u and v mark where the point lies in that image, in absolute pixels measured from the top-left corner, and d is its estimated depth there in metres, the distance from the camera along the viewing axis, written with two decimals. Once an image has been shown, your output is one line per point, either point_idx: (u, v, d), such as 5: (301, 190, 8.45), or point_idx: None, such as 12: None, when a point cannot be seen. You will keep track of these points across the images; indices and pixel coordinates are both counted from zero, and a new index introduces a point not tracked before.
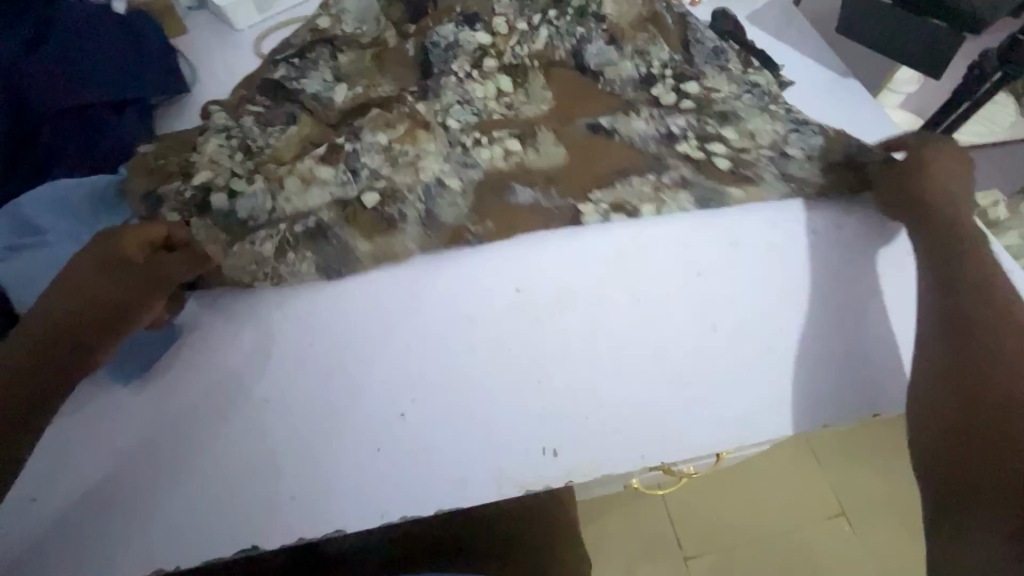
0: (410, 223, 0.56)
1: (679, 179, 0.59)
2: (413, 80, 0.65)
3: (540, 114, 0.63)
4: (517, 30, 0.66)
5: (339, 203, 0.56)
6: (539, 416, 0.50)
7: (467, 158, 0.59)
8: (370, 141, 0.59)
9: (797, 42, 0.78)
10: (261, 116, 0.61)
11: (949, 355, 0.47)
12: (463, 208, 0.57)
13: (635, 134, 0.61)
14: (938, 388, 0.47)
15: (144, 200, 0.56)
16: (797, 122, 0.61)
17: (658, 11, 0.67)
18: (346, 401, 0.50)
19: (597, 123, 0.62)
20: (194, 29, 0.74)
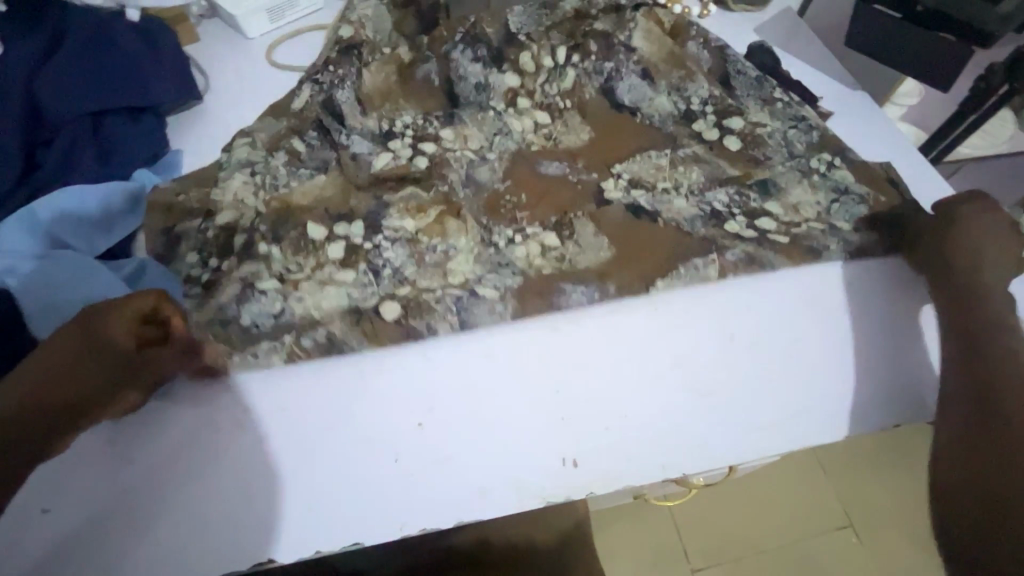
0: (444, 330, 0.52)
1: (746, 255, 0.56)
2: (439, 105, 0.68)
3: (581, 143, 0.67)
4: (544, 67, 0.70)
5: (354, 312, 0.53)
6: (559, 427, 0.49)
7: (501, 257, 0.57)
8: (396, 227, 0.58)
9: (803, 53, 0.79)
10: (294, 156, 0.62)
11: (961, 384, 0.49)
12: (503, 314, 0.53)
13: (681, 215, 0.60)
14: (946, 417, 0.49)
15: (159, 235, 0.56)
16: (839, 190, 0.61)
17: (689, 50, 0.71)
18: (367, 416, 0.49)
19: (638, 204, 0.61)
20: (211, 41, 0.74)
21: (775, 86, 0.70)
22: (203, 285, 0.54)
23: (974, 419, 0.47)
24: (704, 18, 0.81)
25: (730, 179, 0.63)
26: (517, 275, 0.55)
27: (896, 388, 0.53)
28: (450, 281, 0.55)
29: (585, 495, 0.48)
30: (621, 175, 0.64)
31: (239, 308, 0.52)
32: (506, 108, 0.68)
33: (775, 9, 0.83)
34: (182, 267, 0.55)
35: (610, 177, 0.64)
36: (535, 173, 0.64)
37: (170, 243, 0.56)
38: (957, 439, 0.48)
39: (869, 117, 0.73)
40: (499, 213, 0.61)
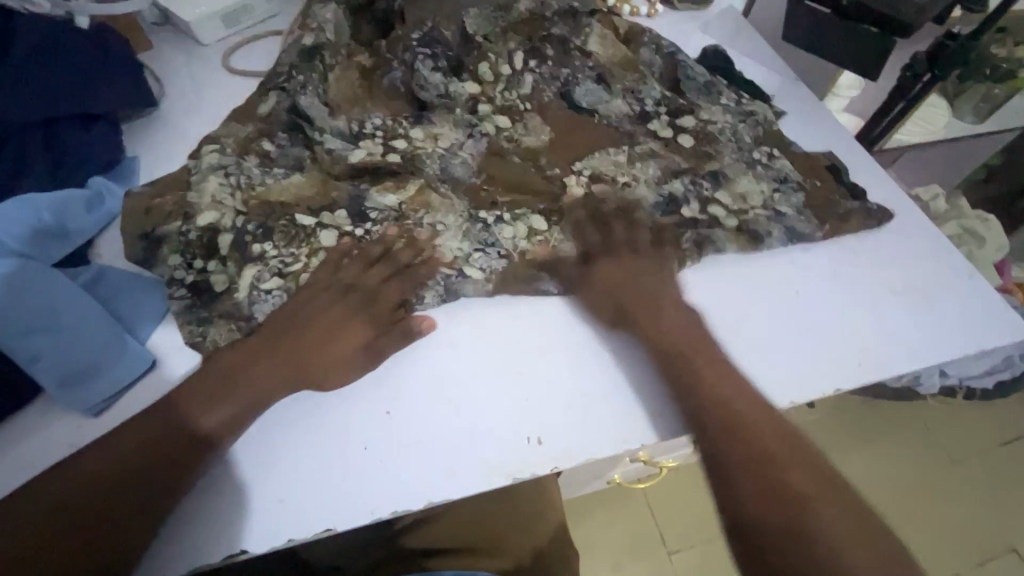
0: (432, 300, 0.56)
1: (696, 239, 0.61)
2: (405, 109, 0.70)
3: (542, 143, 0.69)
4: (502, 75, 0.72)
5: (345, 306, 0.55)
6: (523, 407, 0.51)
7: (487, 236, 0.59)
8: (382, 206, 0.61)
9: (745, 48, 0.83)
10: (265, 157, 0.63)
11: (724, 428, 0.48)
12: (486, 287, 0.57)
13: (644, 203, 0.64)
14: (717, 461, 0.48)
15: (137, 239, 0.57)
16: (779, 179, 0.67)
17: (643, 55, 0.75)
18: (338, 407, 0.51)
19: (603, 198, 0.64)
20: (167, 49, 0.74)
21: (726, 86, 0.75)
22: (189, 287, 0.55)
23: (722, 458, 0.47)
24: (652, 17, 0.84)
25: (687, 169, 0.67)
26: (503, 258, 0.58)
27: (858, 355, 0.57)
28: (443, 258, 0.57)
29: (551, 472, 0.49)
30: (583, 171, 0.66)
31: (250, 307, 0.54)
32: (467, 115, 0.70)
33: (718, 7, 0.87)
34: (166, 271, 0.55)
35: (572, 173, 0.66)
36: (501, 169, 0.66)
37: (150, 248, 0.56)
38: (738, 482, 0.46)
39: (813, 108, 0.77)
40: (480, 198, 0.63)
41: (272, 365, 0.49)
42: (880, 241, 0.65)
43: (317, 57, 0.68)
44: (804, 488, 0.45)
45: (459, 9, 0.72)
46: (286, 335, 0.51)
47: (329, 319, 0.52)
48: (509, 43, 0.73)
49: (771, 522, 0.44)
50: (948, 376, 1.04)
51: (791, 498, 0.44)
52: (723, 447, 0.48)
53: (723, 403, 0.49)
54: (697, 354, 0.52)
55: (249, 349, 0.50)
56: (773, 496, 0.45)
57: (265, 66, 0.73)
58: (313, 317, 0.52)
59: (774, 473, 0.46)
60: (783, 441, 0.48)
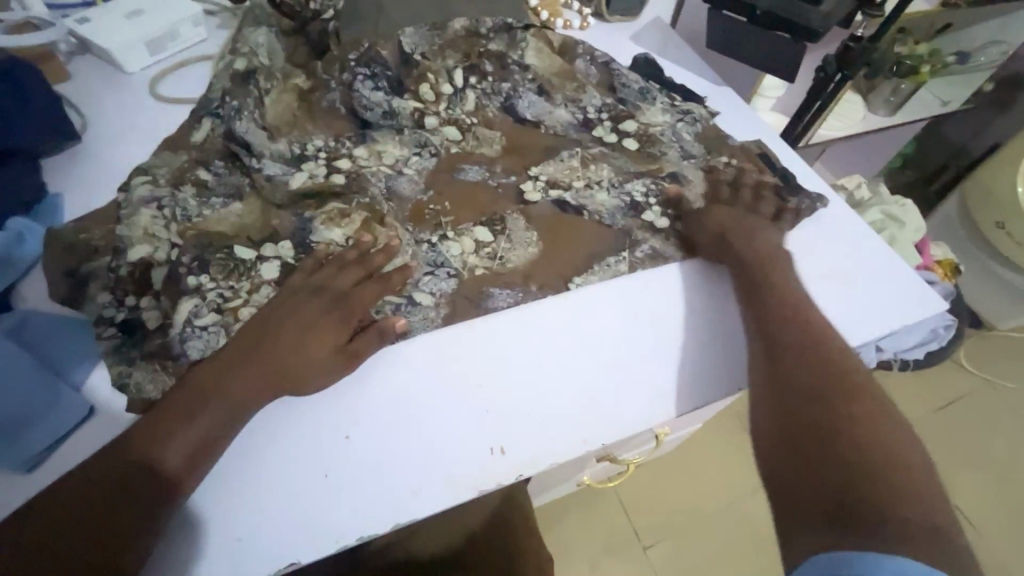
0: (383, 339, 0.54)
1: (652, 250, 0.64)
2: (349, 128, 0.70)
3: (496, 152, 0.70)
4: (444, 93, 0.73)
5: None
6: (484, 419, 0.52)
7: (436, 256, 0.60)
8: (326, 240, 0.59)
9: (675, 55, 0.87)
10: (202, 186, 0.61)
11: (780, 372, 0.52)
12: (435, 319, 0.56)
13: (603, 209, 0.66)
14: (777, 393, 0.51)
15: (61, 277, 0.54)
16: (732, 177, 0.70)
17: (578, 66, 0.78)
18: (294, 439, 0.49)
19: (563, 200, 0.66)
20: (88, 79, 0.71)
21: (659, 89, 0.78)
22: (120, 327, 0.52)
23: (789, 394, 0.50)
24: (585, 29, 0.88)
25: (642, 171, 0.70)
26: (452, 277, 0.59)
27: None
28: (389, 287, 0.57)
29: (516, 480, 0.50)
30: (539, 177, 0.68)
31: (181, 345, 0.51)
32: (415, 132, 0.70)
33: (646, 18, 0.92)
34: (95, 309, 0.53)
35: (528, 179, 0.68)
36: (455, 181, 0.67)
37: (78, 286, 0.54)
38: (788, 420, 0.48)
39: (741, 110, 0.82)
40: (424, 220, 0.63)
41: (186, 439, 0.45)
42: (805, 233, 0.69)
43: (251, 82, 0.67)
44: (866, 446, 0.44)
45: (394, 27, 0.71)
46: (200, 400, 0.46)
47: (255, 376, 0.48)
48: (448, 60, 0.74)
49: (813, 457, 0.45)
50: (883, 354, 1.11)
51: (847, 445, 0.44)
52: (785, 381, 0.51)
53: (793, 352, 0.52)
54: (782, 306, 0.56)
55: (156, 421, 0.45)
56: (833, 439, 0.45)
57: (198, 92, 0.71)
58: (231, 378, 0.48)
59: (852, 423, 0.46)
60: (877, 406, 0.47)
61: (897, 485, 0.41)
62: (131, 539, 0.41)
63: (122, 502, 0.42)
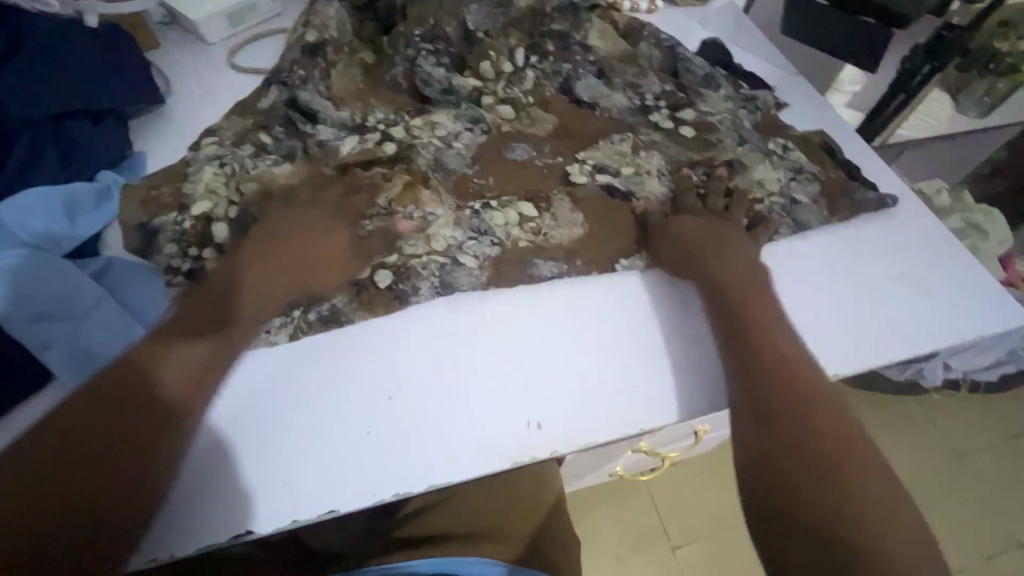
0: (426, 292, 0.56)
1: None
2: (409, 102, 0.71)
3: (545, 133, 0.70)
4: (504, 72, 0.73)
5: (350, 285, 0.56)
6: (522, 394, 0.52)
7: (479, 223, 0.60)
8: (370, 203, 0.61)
9: (745, 41, 0.84)
10: (261, 148, 0.63)
11: (794, 413, 0.47)
12: (479, 278, 0.57)
13: (653, 195, 0.65)
14: (780, 432, 0.47)
15: (135, 230, 0.57)
16: (794, 169, 0.68)
17: (641, 49, 0.76)
18: (343, 392, 0.51)
19: (611, 186, 0.66)
20: (174, 48, 0.76)
21: (723, 76, 0.76)
22: (187, 275, 0.55)
23: (831, 454, 0.45)
24: (651, 12, 0.86)
25: (697, 160, 0.69)
26: (496, 245, 0.59)
27: (856, 342, 0.57)
28: (433, 247, 0.58)
29: (551, 457, 0.50)
30: (586, 161, 0.68)
31: None
32: (471, 108, 0.70)
33: (716, 3, 0.89)
34: (163, 260, 0.56)
35: (575, 162, 0.68)
36: (503, 157, 0.67)
37: (146, 237, 0.56)
38: (801, 467, 0.45)
39: (812, 101, 0.78)
40: (469, 192, 0.64)
41: (181, 368, 0.46)
42: (874, 230, 0.65)
43: (319, 54, 0.70)
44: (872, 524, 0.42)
45: (460, 5, 0.73)
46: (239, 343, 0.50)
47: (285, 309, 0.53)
48: (510, 39, 0.74)
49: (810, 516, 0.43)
50: (953, 371, 1.05)
51: (854, 506, 0.43)
52: (789, 418, 0.47)
53: (809, 395, 0.49)
54: (776, 347, 0.52)
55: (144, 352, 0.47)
56: (806, 491, 0.44)
57: (269, 63, 0.75)
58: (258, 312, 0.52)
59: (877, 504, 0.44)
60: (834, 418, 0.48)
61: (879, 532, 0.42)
62: (138, 451, 0.43)
63: (117, 434, 0.43)
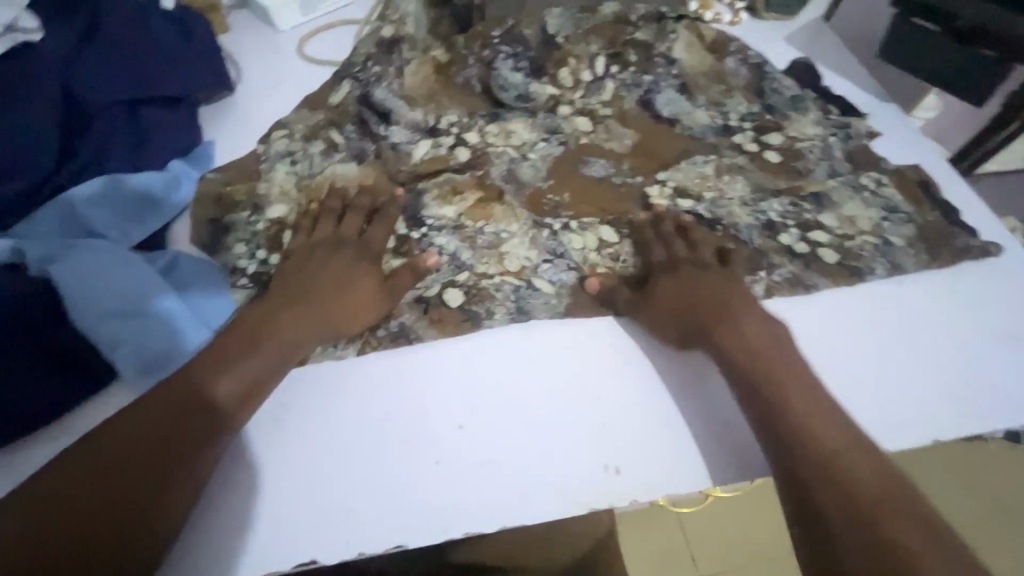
0: (500, 318, 0.54)
1: (790, 275, 0.59)
2: (483, 106, 0.68)
3: (623, 149, 0.67)
4: (583, 81, 0.70)
5: (419, 303, 0.54)
6: (600, 434, 0.49)
7: (557, 244, 0.58)
8: (439, 216, 0.59)
9: (835, 62, 0.79)
10: (332, 146, 0.62)
11: (834, 482, 0.41)
12: (557, 307, 0.55)
13: (738, 224, 0.61)
14: (824, 504, 0.41)
15: (205, 225, 0.56)
16: (888, 208, 0.63)
17: (727, 65, 0.72)
18: (406, 418, 0.49)
19: (694, 212, 0.62)
20: (244, 33, 0.74)
21: (813, 98, 0.72)
22: (251, 278, 0.53)
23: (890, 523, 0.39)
24: (735, 25, 0.82)
25: (783, 190, 0.65)
26: (572, 270, 0.57)
27: (960, 403, 0.53)
28: (506, 268, 0.56)
29: (630, 504, 0.47)
30: (667, 182, 0.65)
31: None
32: (548, 117, 0.68)
33: (803, 19, 0.84)
34: (229, 259, 0.54)
35: (655, 182, 0.64)
36: (579, 172, 0.64)
37: (217, 234, 0.55)
38: (859, 546, 0.38)
39: (908, 131, 0.73)
40: (543, 209, 0.61)
41: (221, 388, 0.45)
42: (979, 280, 0.60)
43: (395, 52, 0.67)
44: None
45: (541, 9, 0.71)
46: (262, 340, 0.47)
47: (316, 315, 0.50)
48: (591, 46, 0.71)
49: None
50: None
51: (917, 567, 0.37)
52: (831, 489, 0.41)
53: (849, 438, 0.44)
54: (794, 387, 0.46)
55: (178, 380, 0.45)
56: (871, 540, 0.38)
57: (341, 56, 0.72)
58: (288, 320, 0.49)
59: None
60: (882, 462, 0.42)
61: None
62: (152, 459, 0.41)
63: (126, 476, 0.40)
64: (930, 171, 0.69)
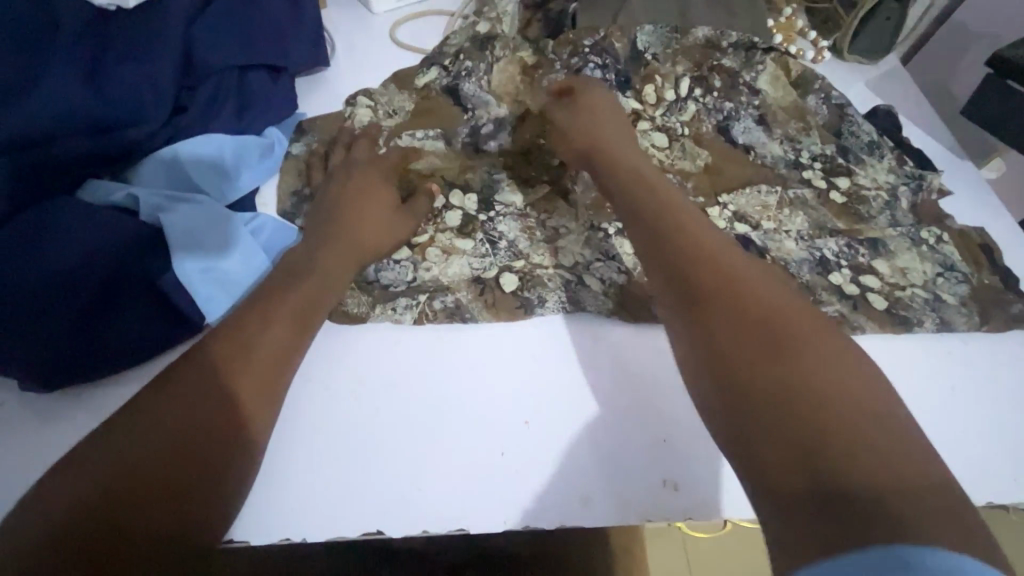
0: (552, 306, 0.54)
1: (838, 313, 0.58)
2: None
3: (696, 169, 0.67)
4: (665, 99, 0.71)
5: (475, 282, 0.55)
6: (661, 449, 0.48)
7: (610, 247, 0.58)
8: (506, 201, 0.61)
9: (913, 113, 0.79)
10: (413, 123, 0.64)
11: (768, 369, 0.35)
12: (606, 305, 0.54)
13: (790, 257, 0.61)
14: (735, 407, 0.35)
15: (287, 190, 0.58)
16: (945, 265, 0.63)
17: (808, 103, 0.73)
18: (472, 403, 0.50)
19: (748, 237, 0.62)
20: (342, 12, 0.76)
21: (890, 147, 0.72)
22: None
23: (834, 420, 0.32)
24: (816, 63, 0.83)
25: (841, 231, 0.64)
26: (623, 273, 0.56)
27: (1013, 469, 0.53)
28: (560, 261, 0.57)
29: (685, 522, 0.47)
30: (727, 206, 0.65)
31: (375, 272, 0.55)
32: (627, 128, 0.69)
33: (887, 64, 0.84)
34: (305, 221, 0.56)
35: (716, 205, 0.65)
36: None
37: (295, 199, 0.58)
38: (788, 430, 0.32)
39: (979, 192, 0.72)
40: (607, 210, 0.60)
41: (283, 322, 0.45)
42: None
43: (488, 48, 0.68)
44: (908, 500, 0.28)
45: (634, 23, 0.71)
46: (302, 272, 0.49)
47: (342, 249, 0.52)
48: (678, 66, 0.72)
49: (806, 497, 0.30)
50: None
51: (839, 434, 0.31)
52: (755, 393, 0.35)
53: (766, 314, 0.38)
54: (734, 264, 0.43)
55: (189, 382, 0.40)
56: (792, 405, 0.33)
57: (431, 45, 0.74)
58: (321, 249, 0.51)
59: (917, 481, 0.29)
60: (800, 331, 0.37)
61: (875, 456, 0.30)
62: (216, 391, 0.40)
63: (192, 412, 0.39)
64: (995, 235, 0.68)
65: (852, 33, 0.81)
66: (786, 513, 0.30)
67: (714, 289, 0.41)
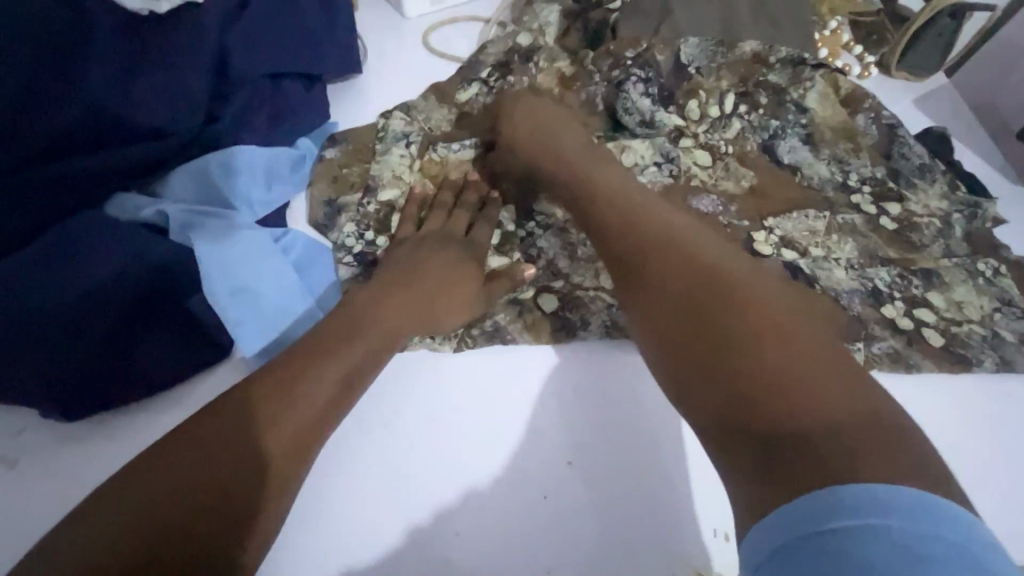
0: (594, 330, 0.51)
1: (891, 350, 0.56)
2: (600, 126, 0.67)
3: (740, 190, 0.64)
4: (709, 116, 0.68)
5: (515, 302, 0.53)
6: (708, 496, 0.47)
7: None
8: (548, 212, 0.58)
9: (965, 135, 0.76)
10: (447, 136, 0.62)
11: (704, 344, 0.40)
12: None
13: (840, 287, 0.59)
14: (688, 387, 0.40)
15: (319, 203, 0.56)
16: (1004, 299, 0.59)
17: (858, 122, 0.69)
18: (514, 438, 0.48)
19: (796, 265, 0.60)
20: (374, 17, 0.73)
21: (943, 170, 0.67)
22: (358, 258, 0.53)
23: (765, 385, 0.36)
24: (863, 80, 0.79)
25: (894, 260, 0.61)
26: None
27: None
28: (603, 282, 0.54)
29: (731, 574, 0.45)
30: (774, 230, 0.62)
31: None
32: (669, 145, 0.66)
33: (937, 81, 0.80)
34: (338, 237, 0.54)
35: (762, 228, 0.62)
36: (691, 206, 0.63)
37: (329, 211, 0.55)
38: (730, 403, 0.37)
39: None
40: None
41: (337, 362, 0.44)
42: None
43: (528, 59, 0.66)
44: (839, 444, 0.33)
45: (677, 36, 0.68)
46: (360, 314, 0.47)
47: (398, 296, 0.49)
48: (722, 81, 0.69)
49: (752, 460, 0.35)
50: None
51: (768, 393, 0.36)
52: (700, 371, 0.40)
53: (700, 290, 0.42)
54: (673, 238, 0.46)
55: (240, 406, 0.40)
56: (728, 375, 0.38)
57: (465, 52, 0.71)
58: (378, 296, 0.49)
59: (851, 425, 0.34)
60: (728, 300, 0.41)
61: (803, 407, 0.35)
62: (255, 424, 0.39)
63: (230, 443, 0.38)
64: None
65: (902, 49, 0.77)
66: (742, 475, 0.36)
67: (654, 272, 0.45)
